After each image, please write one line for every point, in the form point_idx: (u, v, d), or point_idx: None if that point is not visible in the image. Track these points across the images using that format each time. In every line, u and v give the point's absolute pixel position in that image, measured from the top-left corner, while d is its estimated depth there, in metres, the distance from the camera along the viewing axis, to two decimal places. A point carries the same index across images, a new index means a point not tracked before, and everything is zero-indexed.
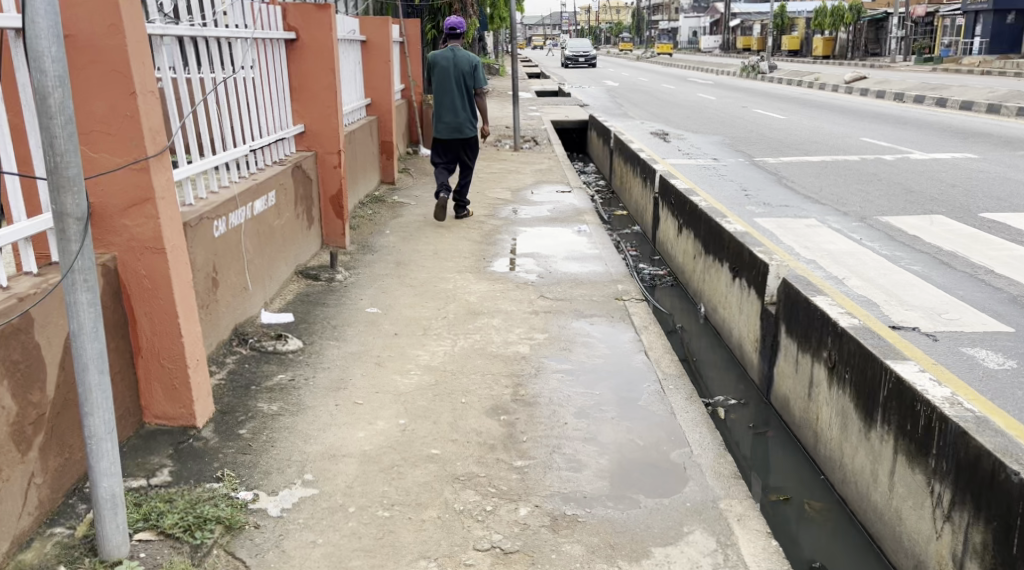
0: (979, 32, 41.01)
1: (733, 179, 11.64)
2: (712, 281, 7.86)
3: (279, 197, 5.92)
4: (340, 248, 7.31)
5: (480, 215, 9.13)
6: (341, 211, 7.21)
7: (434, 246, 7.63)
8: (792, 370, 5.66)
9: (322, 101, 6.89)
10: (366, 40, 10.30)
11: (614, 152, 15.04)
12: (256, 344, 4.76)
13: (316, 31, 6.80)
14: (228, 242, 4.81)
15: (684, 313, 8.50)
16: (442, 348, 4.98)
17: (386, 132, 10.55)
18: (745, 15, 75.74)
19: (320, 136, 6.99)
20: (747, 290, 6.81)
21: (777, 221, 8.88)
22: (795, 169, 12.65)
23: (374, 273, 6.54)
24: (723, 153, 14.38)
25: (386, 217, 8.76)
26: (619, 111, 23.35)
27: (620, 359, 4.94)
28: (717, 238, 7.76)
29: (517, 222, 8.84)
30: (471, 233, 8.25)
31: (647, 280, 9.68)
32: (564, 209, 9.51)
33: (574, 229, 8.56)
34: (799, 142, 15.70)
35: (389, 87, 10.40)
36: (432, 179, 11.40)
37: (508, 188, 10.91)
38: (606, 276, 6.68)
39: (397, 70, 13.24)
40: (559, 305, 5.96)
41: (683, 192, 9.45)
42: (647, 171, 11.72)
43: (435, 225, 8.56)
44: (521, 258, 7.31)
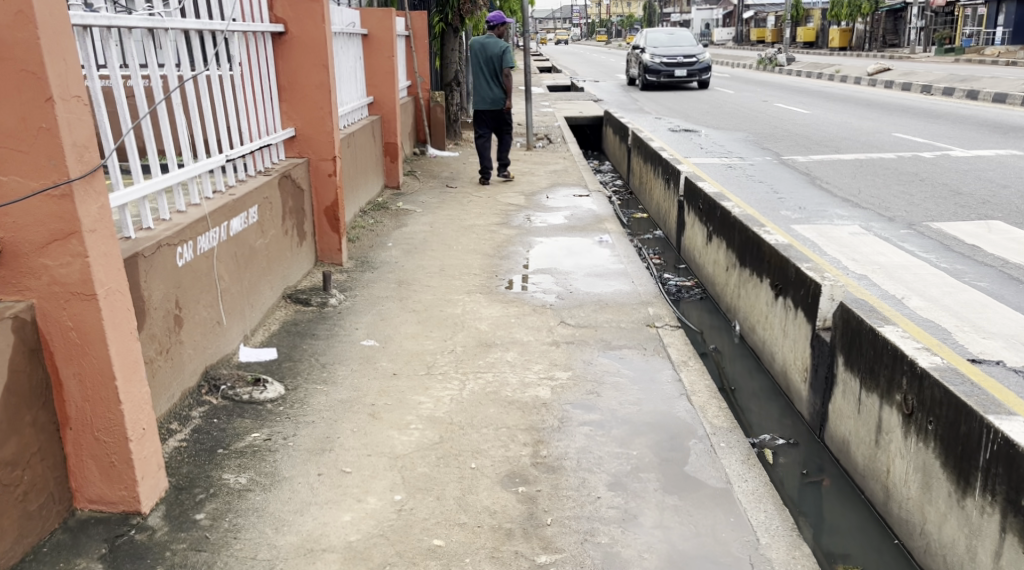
0: (1002, 21, 39.98)
1: (763, 181, 10.89)
2: (751, 298, 7.11)
3: (264, 213, 5.21)
4: (337, 266, 6.59)
5: (492, 223, 8.41)
6: (338, 224, 6.50)
7: (442, 261, 6.91)
8: (853, 409, 4.91)
9: (315, 102, 6.18)
10: (367, 35, 9.59)
11: (633, 150, 14.30)
12: (229, 392, 4.03)
13: (307, 24, 6.08)
14: (198, 272, 4.10)
15: (715, 332, 7.77)
16: (449, 393, 4.26)
17: (389, 133, 9.84)
18: (760, 7, 74.80)
19: (313, 142, 6.28)
20: (793, 312, 6.06)
21: (817, 230, 8.16)
22: (828, 168, 11.89)
23: (372, 295, 5.82)
24: (748, 152, 13.62)
25: (389, 227, 8.05)
26: (635, 106, 22.56)
27: (658, 405, 4.21)
28: (757, 250, 7.01)
29: (533, 231, 8.11)
30: (482, 244, 7.52)
31: (673, 292, 8.93)
32: (583, 216, 8.78)
33: (595, 239, 7.82)
34: (828, 138, 14.93)
35: (393, 85, 9.69)
36: (440, 182, 10.67)
37: (521, 192, 10.19)
38: (634, 297, 5.94)
39: (403, 65, 12.54)
40: (583, 334, 5.23)
41: (713, 197, 8.70)
42: (670, 172, 10.96)
43: (442, 236, 7.83)
44: (536, 275, 6.59)
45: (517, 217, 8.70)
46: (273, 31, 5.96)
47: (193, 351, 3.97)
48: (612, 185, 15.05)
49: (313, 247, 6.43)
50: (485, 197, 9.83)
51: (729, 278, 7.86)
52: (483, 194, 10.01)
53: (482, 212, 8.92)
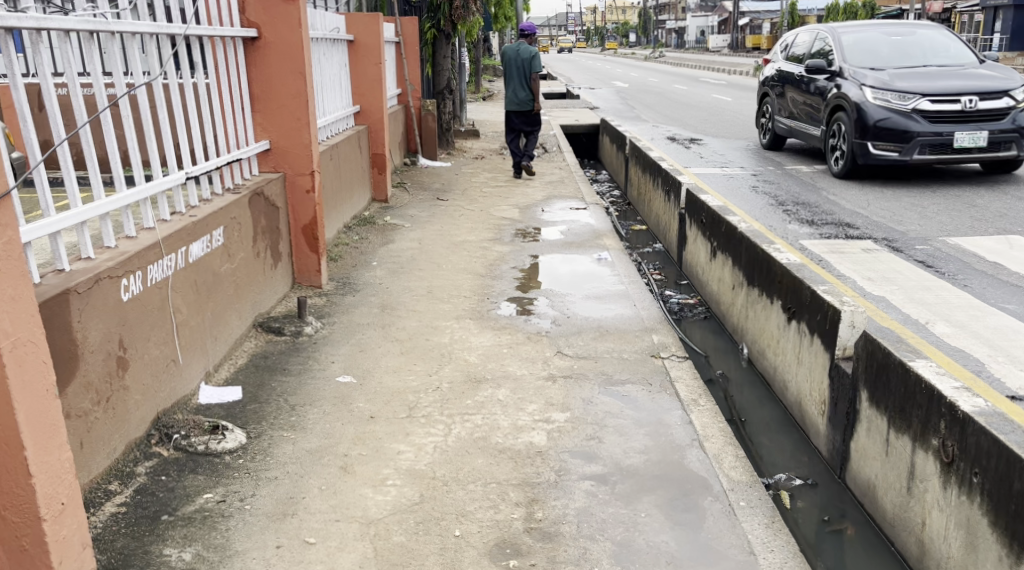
0: (999, 28, 39.65)
1: (767, 192, 10.46)
2: (760, 320, 6.66)
3: (231, 235, 4.74)
4: (317, 289, 6.11)
5: (484, 239, 7.95)
6: (317, 244, 6.02)
7: (429, 283, 6.43)
8: (880, 450, 4.46)
9: (291, 113, 5.74)
10: (353, 40, 9.14)
11: (631, 159, 13.87)
12: (183, 443, 3.55)
13: (282, 29, 5.64)
14: (148, 305, 3.62)
15: (721, 355, 7.30)
16: (433, 438, 3.80)
17: (377, 143, 9.39)
18: (755, 14, 74.57)
19: (290, 155, 5.83)
20: (809, 339, 5.60)
21: (828, 247, 7.71)
22: (834, 178, 11.46)
23: (353, 322, 5.36)
24: (749, 161, 13.19)
25: (375, 244, 7.59)
26: (631, 114, 22.13)
27: (668, 456, 3.74)
28: (767, 269, 6.55)
29: (528, 248, 7.65)
30: (473, 263, 7.06)
31: (675, 310, 8.47)
32: (580, 231, 8.32)
33: (594, 256, 7.36)
34: (832, 146, 14.50)
35: (380, 92, 9.24)
36: (431, 194, 10.21)
37: (515, 205, 9.73)
38: (636, 322, 5.48)
39: (393, 72, 12.11)
40: (582, 366, 4.76)
41: (717, 211, 8.24)
42: (671, 183, 10.51)
43: (431, 255, 7.36)
44: (531, 297, 6.13)
45: (511, 232, 8.24)
46: (244, 35, 5.50)
47: (142, 398, 3.50)
48: (610, 196, 14.61)
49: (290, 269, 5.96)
50: (477, 210, 9.38)
51: (736, 298, 7.39)
52: (476, 207, 9.55)
53: (474, 227, 8.46)
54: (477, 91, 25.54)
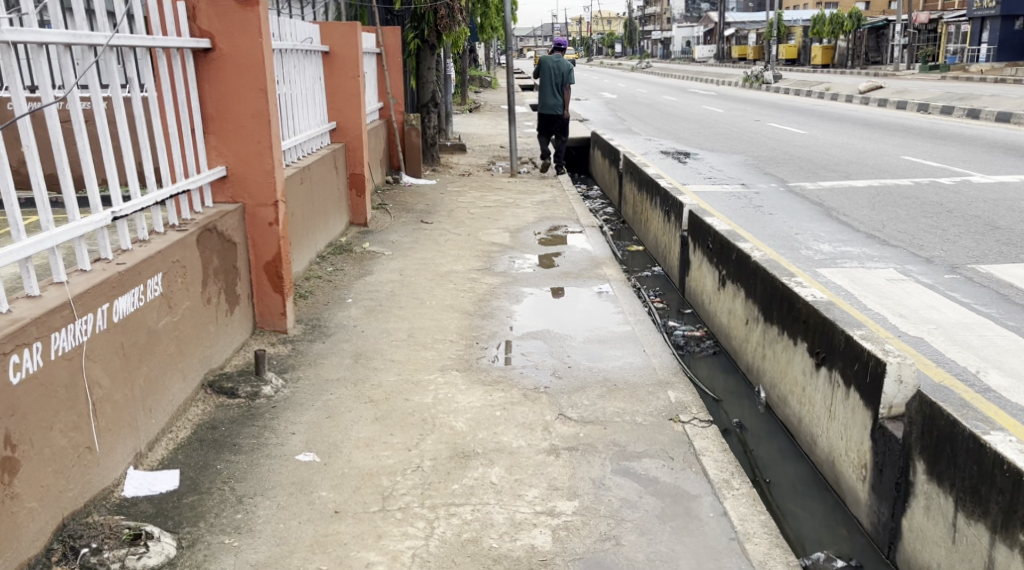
0: (986, 38, 39.25)
1: (774, 212, 9.79)
2: (781, 362, 5.94)
3: (172, 283, 4.01)
4: (282, 334, 5.37)
5: (471, 269, 7.24)
6: (281, 283, 5.28)
7: (410, 324, 5.70)
8: (945, 536, 3.77)
9: (250, 134, 5.04)
10: (328, 51, 8.41)
11: (625, 176, 13.20)
12: (91, 559, 2.88)
13: (238, 38, 4.93)
14: (52, 383, 2.94)
15: (735, 398, 6.58)
16: (411, 546, 3.09)
17: (354, 163, 8.65)
18: (740, 24, 74.27)
19: (248, 182, 5.11)
20: (842, 390, 4.88)
21: (849, 274, 7.02)
22: (842, 195, 10.79)
23: (321, 377, 4.64)
24: (750, 177, 12.53)
25: (351, 276, 6.86)
26: (621, 127, 21.46)
27: (701, 567, 3.06)
28: (788, 306, 5.83)
29: (521, 279, 6.93)
30: (459, 299, 6.33)
31: (680, 344, 7.77)
32: (577, 259, 7.61)
33: (595, 289, 6.65)
34: (834, 160, 13.85)
35: (359, 107, 8.52)
36: (414, 217, 9.48)
37: (504, 228, 9.02)
38: (648, 374, 4.76)
39: (374, 84, 11.41)
40: (589, 434, 4.03)
41: (727, 236, 7.53)
42: (671, 203, 9.83)
43: (413, 289, 6.63)
44: (525, 341, 5.40)
45: (501, 260, 7.53)
46: (193, 46, 4.77)
47: (39, 504, 2.86)
48: (603, 213, 13.93)
49: (251, 311, 5.23)
50: (464, 234, 8.67)
51: (751, 334, 6.67)
52: (462, 231, 8.83)
53: (461, 254, 7.73)
54: (462, 103, 24.82)
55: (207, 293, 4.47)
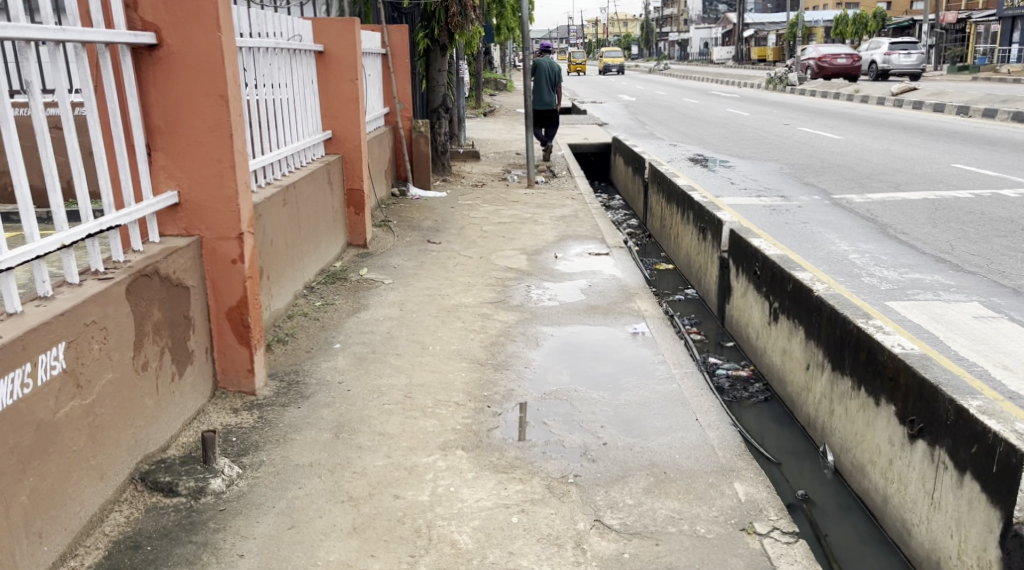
0: (1018, 38, 37.88)
1: (822, 231, 8.75)
2: (856, 424, 4.90)
3: (82, 351, 3.03)
4: (250, 397, 4.36)
5: (484, 301, 6.25)
6: (248, 334, 4.29)
7: (408, 378, 4.70)
8: None
9: (207, 152, 4.07)
10: (322, 51, 7.43)
11: (651, 186, 12.17)
12: None
13: (192, 31, 3.96)
14: None
15: (797, 460, 5.54)
16: None
17: (353, 176, 7.66)
18: (760, 26, 73.00)
19: (205, 210, 4.12)
20: (949, 474, 3.86)
21: (926, 309, 5.97)
22: (895, 209, 9.72)
23: (292, 463, 3.66)
24: (789, 188, 11.47)
25: (343, 312, 5.88)
26: (643, 131, 20.39)
27: None
28: (865, 357, 4.80)
29: (540, 316, 5.94)
30: (467, 342, 5.33)
31: (724, 388, 6.74)
32: (605, 289, 6.61)
33: (629, 328, 5.65)
34: (878, 168, 12.77)
35: (357, 114, 7.53)
36: (421, 236, 8.50)
37: (521, 249, 8.03)
38: (705, 457, 3.76)
39: (378, 88, 10.45)
40: (636, 556, 3.07)
41: (780, 264, 6.50)
42: (708, 220, 8.78)
43: (414, 329, 5.63)
44: (548, 402, 4.40)
45: (518, 291, 6.53)
46: (131, 42, 3.79)
47: None
48: (627, 226, 12.92)
49: (209, 369, 4.23)
50: (476, 257, 7.68)
51: (813, 383, 5.65)
52: (474, 252, 7.84)
53: (471, 283, 6.74)
54: (477, 107, 23.77)
55: (143, 358, 3.49)
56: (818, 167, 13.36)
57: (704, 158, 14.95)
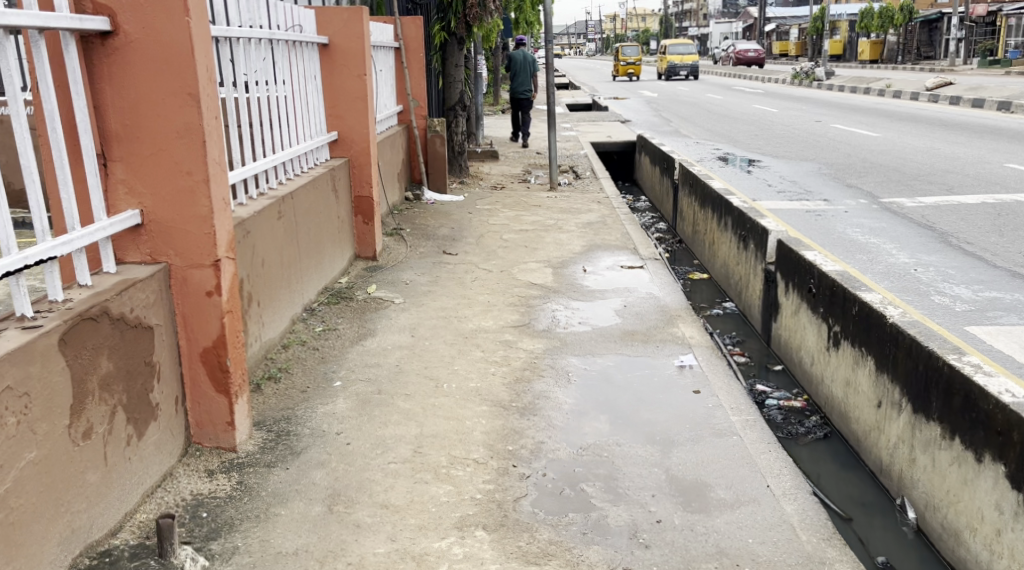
0: None
1: (877, 239, 8.00)
2: (949, 480, 4.17)
3: None
4: (229, 454, 3.63)
5: (508, 325, 5.56)
6: (227, 380, 3.57)
7: (419, 426, 3.99)
8: None
9: (175, 161, 3.36)
10: (327, 43, 6.71)
11: (682, 188, 11.42)
12: None
13: (154, 14, 3.25)
14: None
15: (870, 515, 4.83)
16: None
17: (360, 182, 6.95)
18: (781, 21, 71.88)
19: (174, 231, 3.41)
20: None
21: (1017, 338, 5.23)
22: (953, 215, 8.97)
23: (274, 552, 2.96)
24: (832, 191, 10.71)
25: (349, 340, 5.18)
26: (668, 128, 19.64)
27: None
28: (962, 401, 4.06)
29: (571, 344, 5.22)
30: (488, 379, 4.62)
31: (777, 421, 5.99)
32: (643, 310, 5.89)
33: (675, 360, 4.94)
34: (925, 169, 11.97)
35: (364, 114, 6.82)
36: (435, 246, 7.79)
37: (545, 261, 7.32)
38: (784, 545, 3.06)
39: (391, 85, 9.77)
40: None
41: (843, 282, 5.75)
42: (751, 228, 8.02)
43: (427, 359, 4.93)
44: (587, 460, 3.70)
45: (545, 312, 5.83)
46: (76, 27, 3.08)
47: None
48: (655, 231, 12.17)
49: (179, 422, 3.51)
50: (497, 270, 6.98)
51: (888, 424, 4.90)
52: (494, 265, 7.14)
53: (491, 303, 6.04)
54: (496, 104, 22.98)
55: (84, 425, 2.78)
56: (859, 166, 12.58)
57: (735, 158, 14.20)
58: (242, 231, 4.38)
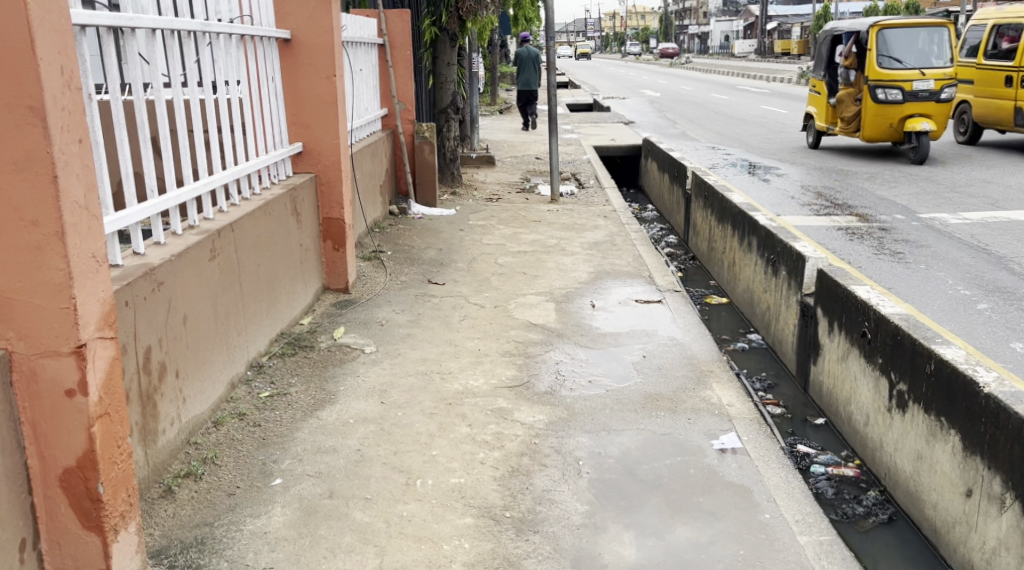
0: None
1: (930, 265, 6.98)
2: None
3: None
4: None
5: (503, 385, 4.51)
6: (99, 519, 2.51)
7: (380, 556, 2.97)
8: None
9: (11, 205, 2.32)
10: (288, 39, 5.63)
11: (696, 199, 10.36)
12: None
13: None
14: None
15: None
16: None
17: (329, 203, 5.90)
18: (783, 18, 70.80)
19: (16, 305, 2.37)
20: None
21: None
22: (1009, 235, 7.96)
23: None
24: (863, 204, 9.69)
25: (305, 408, 4.14)
26: (674, 131, 18.57)
27: None
28: None
29: (581, 415, 4.16)
30: (475, 472, 3.57)
31: (829, 498, 4.96)
32: (666, 363, 4.85)
33: (713, 441, 3.89)
34: (960, 179, 10.97)
35: (334, 121, 5.76)
36: (419, 273, 6.72)
37: (547, 293, 6.27)
38: None
39: (374, 86, 8.70)
40: None
41: (909, 330, 4.70)
42: (783, 252, 6.96)
43: (399, 439, 3.86)
44: None
45: (547, 366, 4.79)
46: None
47: None
48: (665, 245, 11.13)
49: None
50: (491, 305, 5.94)
51: (984, 522, 3.89)
52: (487, 299, 6.09)
53: (481, 352, 4.99)
54: (492, 104, 21.78)
55: None
56: (887, 175, 11.58)
57: (751, 164, 13.17)
58: (150, 283, 3.32)
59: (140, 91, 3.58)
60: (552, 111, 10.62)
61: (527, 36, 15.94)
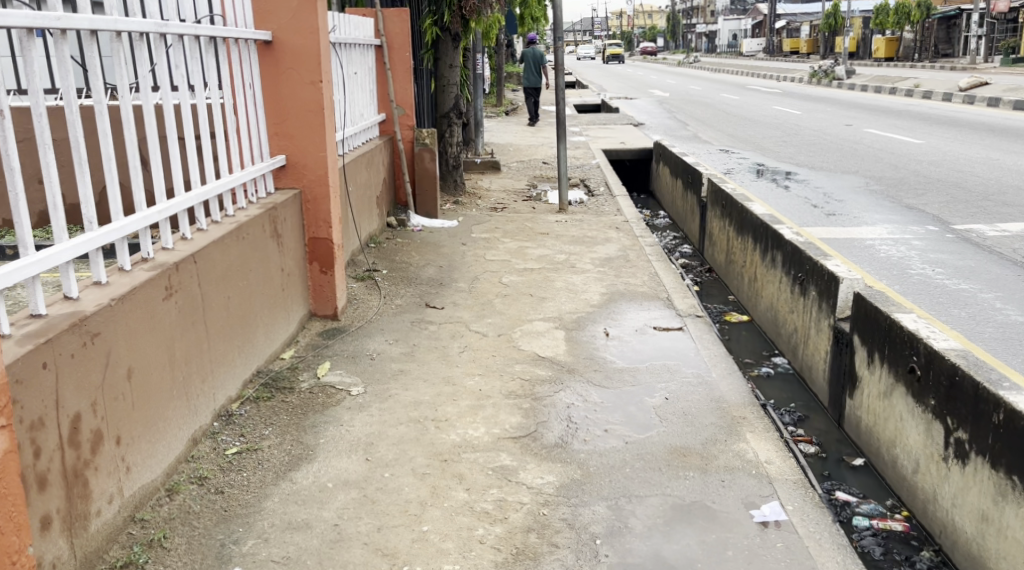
0: None
1: (974, 285, 6.39)
2: None
3: None
4: None
5: (506, 436, 3.93)
6: None
7: None
8: None
9: None
10: (269, 40, 5.05)
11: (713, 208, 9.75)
12: None
13: None
14: None
15: None
16: None
17: (316, 222, 5.33)
18: (791, 16, 69.79)
19: None
20: None
21: None
22: None
23: None
24: (892, 214, 9.09)
25: (277, 469, 3.57)
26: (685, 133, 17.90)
27: None
28: None
29: (597, 475, 3.59)
30: (472, 556, 3.02)
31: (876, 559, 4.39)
32: (693, 407, 4.27)
33: (751, 510, 3.34)
34: (993, 186, 10.36)
35: (320, 132, 5.19)
36: (416, 296, 6.15)
37: (556, 318, 5.70)
38: None
39: (370, 90, 8.11)
40: None
41: (971, 371, 4.11)
42: (813, 271, 6.34)
43: (384, 510, 3.29)
44: None
45: (558, 412, 4.21)
46: None
47: None
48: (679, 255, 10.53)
49: None
50: (494, 334, 5.36)
51: None
52: (491, 326, 5.51)
53: (482, 393, 4.42)
54: (498, 104, 21.18)
55: None
56: (913, 180, 10.97)
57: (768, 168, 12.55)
58: (81, 335, 2.78)
59: (74, 102, 3.03)
60: (560, 115, 10.02)
61: (533, 36, 15.35)
